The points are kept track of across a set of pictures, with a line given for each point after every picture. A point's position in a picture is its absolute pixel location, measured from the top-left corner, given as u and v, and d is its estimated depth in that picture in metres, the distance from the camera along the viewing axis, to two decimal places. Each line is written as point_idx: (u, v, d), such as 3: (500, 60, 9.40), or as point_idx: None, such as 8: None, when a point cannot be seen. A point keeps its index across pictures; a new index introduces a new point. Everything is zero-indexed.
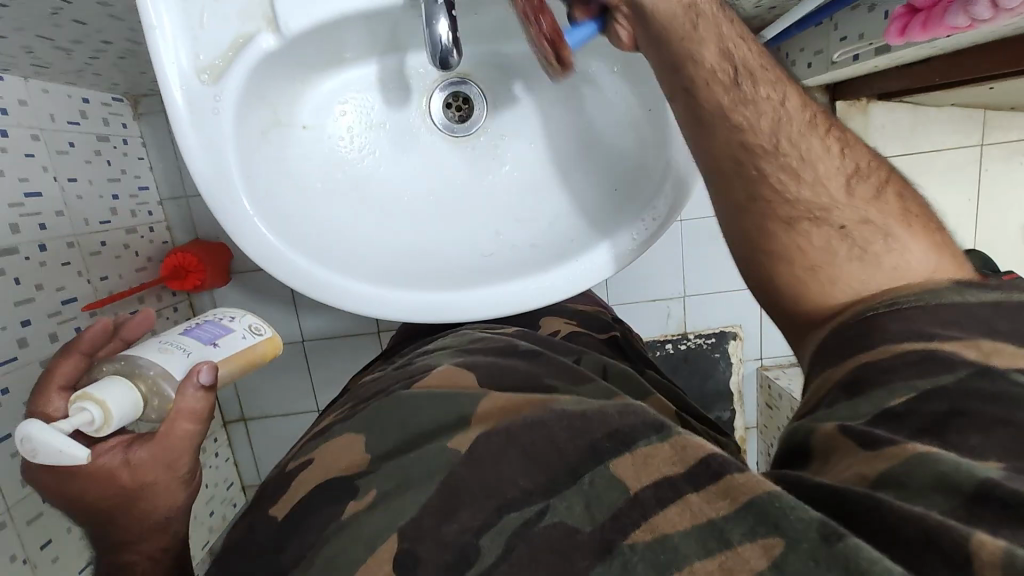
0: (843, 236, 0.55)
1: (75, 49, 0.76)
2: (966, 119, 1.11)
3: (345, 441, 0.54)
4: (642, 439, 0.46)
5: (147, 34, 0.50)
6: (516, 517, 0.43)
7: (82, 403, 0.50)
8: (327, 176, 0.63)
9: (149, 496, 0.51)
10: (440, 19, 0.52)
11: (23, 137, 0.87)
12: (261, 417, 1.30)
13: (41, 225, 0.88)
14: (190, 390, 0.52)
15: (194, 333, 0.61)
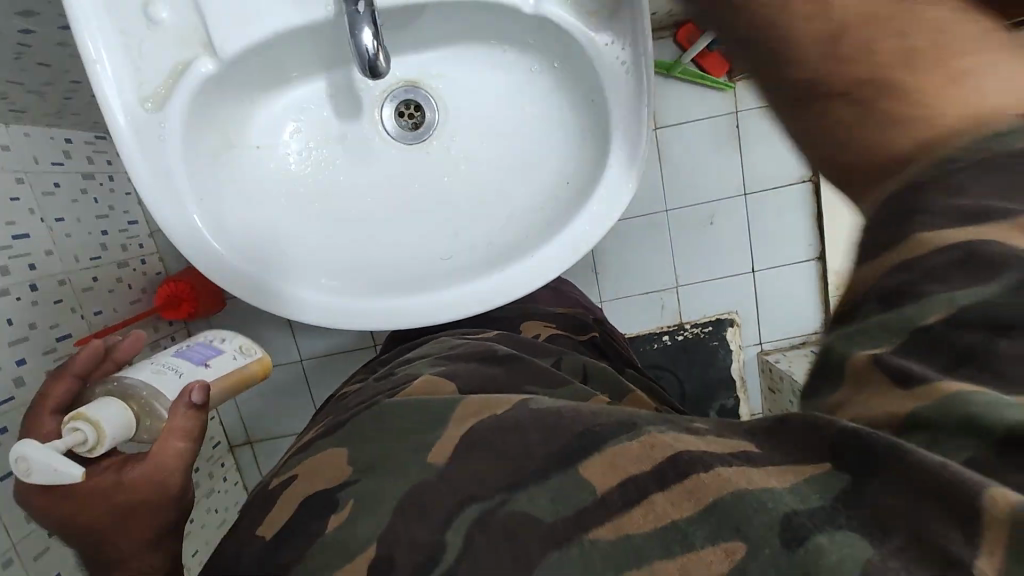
0: (922, 23, 0.33)
1: (49, 90, 0.78)
2: None
3: (328, 455, 0.54)
4: (612, 439, 0.45)
5: (90, 69, 0.53)
6: (477, 508, 0.44)
7: (76, 423, 0.54)
8: (286, 191, 0.63)
9: (147, 514, 0.53)
10: (363, 28, 0.53)
11: (8, 181, 0.89)
12: (266, 439, 1.31)
13: (31, 266, 0.90)
14: (182, 408, 0.56)
15: (184, 354, 0.66)
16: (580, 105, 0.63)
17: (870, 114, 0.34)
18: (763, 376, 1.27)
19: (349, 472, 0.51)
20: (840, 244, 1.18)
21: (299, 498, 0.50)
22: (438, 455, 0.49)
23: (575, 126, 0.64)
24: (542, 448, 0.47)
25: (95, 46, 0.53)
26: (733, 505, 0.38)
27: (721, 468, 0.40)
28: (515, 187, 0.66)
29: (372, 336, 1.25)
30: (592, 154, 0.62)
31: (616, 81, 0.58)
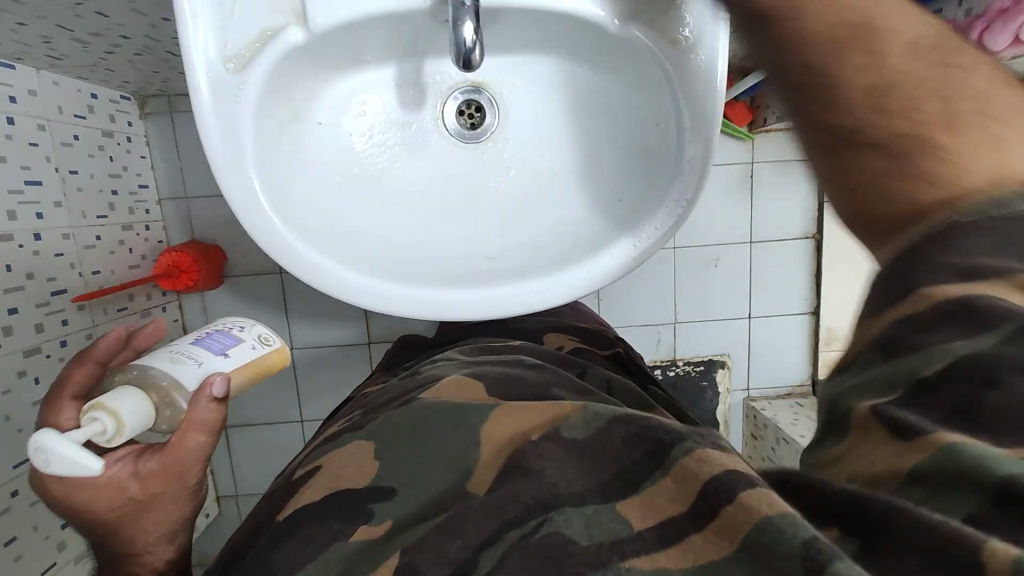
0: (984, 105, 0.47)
1: (93, 42, 0.77)
2: None
3: (351, 453, 0.52)
4: (647, 478, 0.43)
5: (178, 19, 0.51)
6: (515, 530, 0.41)
7: (95, 412, 0.50)
8: (344, 170, 0.64)
9: (161, 507, 0.51)
10: (466, 21, 0.54)
11: (29, 126, 0.87)
12: (242, 426, 1.27)
13: (38, 215, 0.88)
14: (204, 402, 0.52)
15: (205, 344, 0.61)
16: (643, 126, 0.65)
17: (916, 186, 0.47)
18: (748, 421, 1.29)
19: (375, 476, 0.49)
20: (833, 302, 1.23)
21: (332, 489, 0.48)
22: (479, 482, 0.46)
23: (637, 148, 0.66)
24: (580, 474, 0.45)
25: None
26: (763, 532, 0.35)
27: (747, 495, 0.38)
28: (568, 196, 0.67)
29: (368, 333, 1.24)
30: (651, 176, 0.64)
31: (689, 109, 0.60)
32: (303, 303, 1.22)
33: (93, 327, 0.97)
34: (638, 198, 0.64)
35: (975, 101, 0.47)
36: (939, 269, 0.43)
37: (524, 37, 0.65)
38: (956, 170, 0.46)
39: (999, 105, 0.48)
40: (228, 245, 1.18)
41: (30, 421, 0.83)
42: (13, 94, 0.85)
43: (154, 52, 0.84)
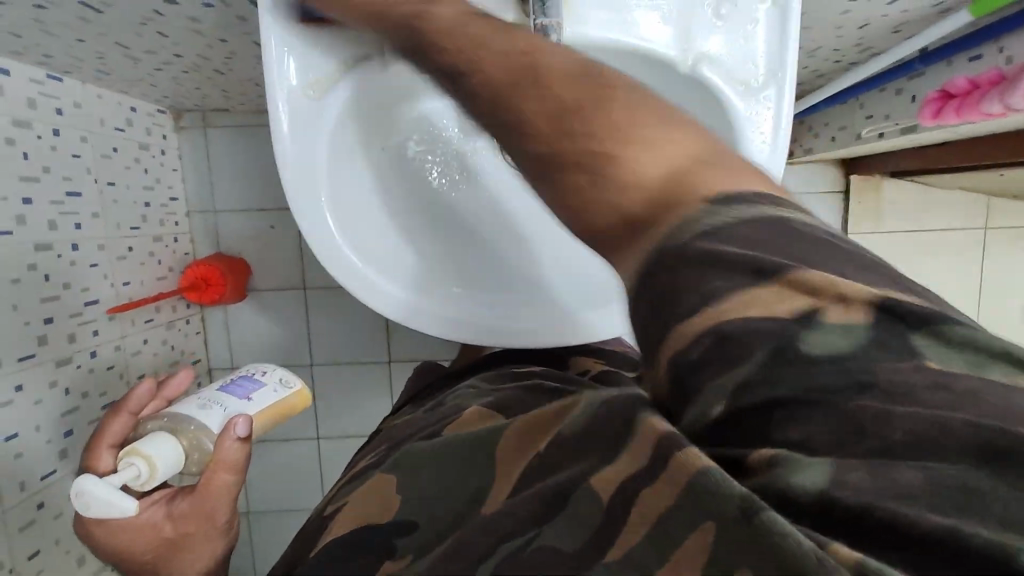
0: None
1: (145, 59, 0.78)
2: (970, 204, 1.17)
3: (376, 489, 0.50)
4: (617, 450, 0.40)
5: (266, 44, 0.54)
6: (508, 543, 0.39)
7: (129, 458, 0.50)
8: (396, 193, 0.68)
9: (193, 548, 0.49)
10: None
11: (72, 138, 0.88)
12: (259, 441, 1.26)
13: (77, 225, 0.88)
14: (228, 442, 0.49)
15: (229, 389, 0.60)
16: None
17: None
18: None
19: (397, 511, 0.47)
20: None
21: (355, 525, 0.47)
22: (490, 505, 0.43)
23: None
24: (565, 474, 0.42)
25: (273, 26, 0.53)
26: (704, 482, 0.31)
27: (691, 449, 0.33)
28: None
29: (389, 351, 1.24)
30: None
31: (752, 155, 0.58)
32: (325, 318, 1.22)
33: (121, 339, 0.97)
34: None
35: None
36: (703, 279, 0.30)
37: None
38: None
39: None
40: (253, 259, 1.19)
41: (57, 432, 0.82)
42: (59, 106, 0.86)
43: (202, 69, 0.85)
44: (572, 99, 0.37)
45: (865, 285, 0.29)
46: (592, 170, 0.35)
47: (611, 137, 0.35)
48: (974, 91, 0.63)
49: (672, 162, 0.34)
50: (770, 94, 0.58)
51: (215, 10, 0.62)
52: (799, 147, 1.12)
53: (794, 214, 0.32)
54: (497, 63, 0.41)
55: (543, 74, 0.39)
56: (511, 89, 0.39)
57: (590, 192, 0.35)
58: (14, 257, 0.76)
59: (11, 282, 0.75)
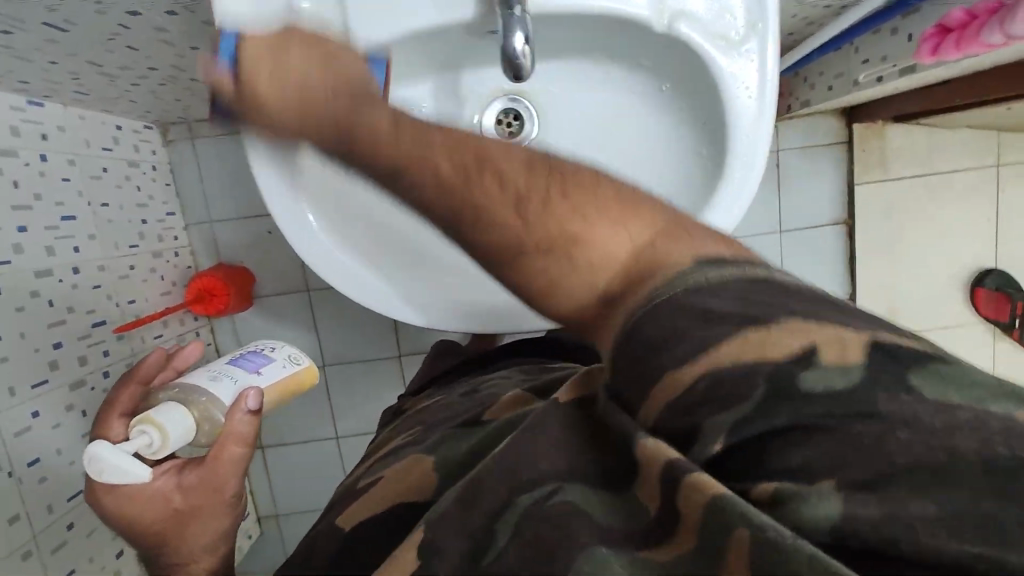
0: None
1: (120, 75, 0.78)
2: (981, 142, 1.12)
3: (408, 463, 0.49)
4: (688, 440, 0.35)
5: None
6: (523, 497, 0.37)
7: (143, 425, 0.50)
8: (387, 187, 0.65)
9: (203, 520, 0.49)
10: (516, 32, 0.50)
11: (60, 163, 0.88)
12: (281, 445, 1.28)
13: (75, 248, 0.89)
14: (239, 414, 0.50)
15: (240, 362, 0.60)
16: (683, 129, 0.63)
17: None
18: None
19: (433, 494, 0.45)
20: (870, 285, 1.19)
21: (390, 501, 0.46)
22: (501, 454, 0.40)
23: (672, 148, 0.64)
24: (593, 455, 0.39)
25: (230, 26, 0.51)
26: (731, 504, 0.30)
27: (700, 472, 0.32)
28: None
29: (398, 346, 1.24)
30: (704, 177, 0.61)
31: (738, 109, 0.57)
32: (330, 318, 1.22)
33: (132, 357, 0.98)
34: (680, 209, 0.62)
35: None
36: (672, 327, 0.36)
37: (567, 38, 0.61)
38: None
39: None
40: (255, 266, 1.19)
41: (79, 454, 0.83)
42: (43, 132, 0.85)
43: (179, 80, 0.84)
44: (522, 185, 0.43)
45: (839, 328, 0.33)
46: (580, 276, 0.41)
47: (575, 236, 0.41)
48: (973, 23, 0.60)
49: (634, 240, 0.41)
50: (752, 46, 0.55)
51: (179, 16, 0.60)
52: (795, 100, 1.07)
53: (755, 273, 0.37)
54: (444, 159, 0.43)
55: (495, 168, 0.43)
56: (463, 185, 0.43)
57: (559, 279, 0.42)
58: (15, 285, 0.76)
59: (14, 310, 0.76)
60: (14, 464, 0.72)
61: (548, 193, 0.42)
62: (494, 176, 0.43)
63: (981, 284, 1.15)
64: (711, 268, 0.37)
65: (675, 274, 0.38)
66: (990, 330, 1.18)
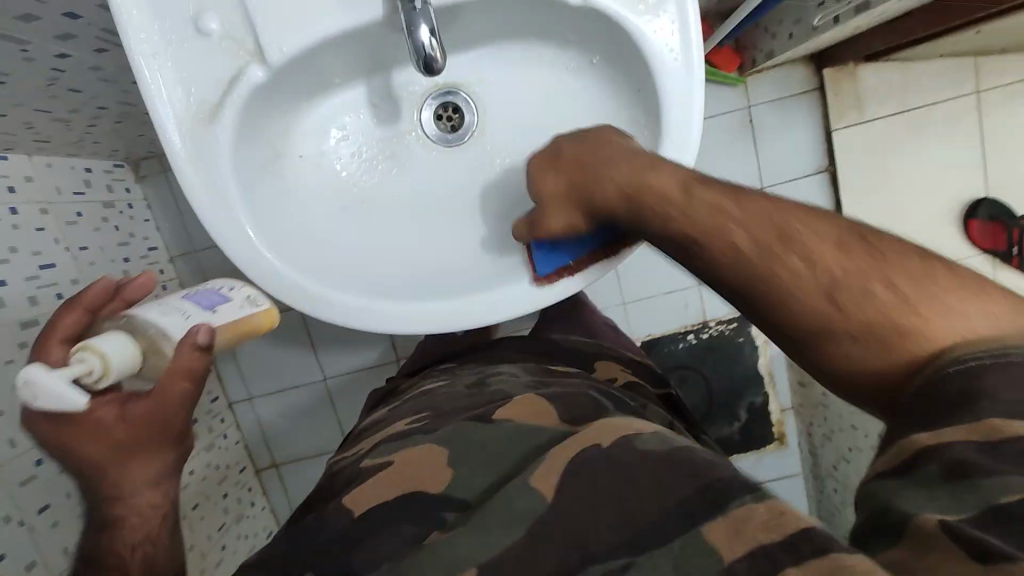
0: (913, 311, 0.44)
1: (73, 119, 0.78)
2: (958, 70, 1.09)
3: (424, 450, 0.50)
4: (735, 499, 0.39)
5: (136, 73, 0.50)
6: (594, 567, 0.38)
7: (83, 353, 0.49)
8: (331, 195, 0.63)
9: (144, 457, 0.53)
10: (421, 24, 0.49)
11: (32, 212, 0.89)
12: (293, 462, 1.29)
13: (58, 295, 0.90)
14: (186, 349, 0.51)
15: (194, 299, 0.58)
16: (622, 100, 0.62)
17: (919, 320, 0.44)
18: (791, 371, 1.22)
19: (450, 485, 0.47)
20: None
21: (403, 488, 0.47)
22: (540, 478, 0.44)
23: (608, 122, 0.63)
24: (657, 503, 0.40)
25: (143, 56, 0.50)
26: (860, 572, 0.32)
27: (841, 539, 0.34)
28: None
29: (395, 351, 1.23)
30: (644, 146, 0.60)
31: (665, 74, 0.56)
32: (323, 331, 1.21)
33: None
34: None
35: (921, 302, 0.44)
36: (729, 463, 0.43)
37: (501, 19, 0.60)
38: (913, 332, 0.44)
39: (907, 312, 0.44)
40: None
41: None
42: (11, 185, 0.86)
43: (134, 115, 0.84)
44: (824, 263, 0.46)
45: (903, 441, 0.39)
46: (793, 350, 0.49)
47: (905, 308, 0.43)
48: None
49: (884, 308, 0.43)
50: (670, 8, 0.55)
51: (109, 53, 0.63)
52: (760, 52, 1.05)
53: (1000, 352, 0.40)
54: (678, 209, 0.52)
55: (741, 218, 0.50)
56: (703, 217, 0.51)
57: (788, 301, 0.47)
58: (2, 339, 0.78)
59: (4, 363, 0.77)
60: (23, 512, 0.75)
61: (823, 263, 0.46)
62: (800, 258, 0.46)
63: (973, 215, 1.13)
64: (978, 357, 0.40)
65: (966, 354, 0.41)
66: (989, 260, 1.16)
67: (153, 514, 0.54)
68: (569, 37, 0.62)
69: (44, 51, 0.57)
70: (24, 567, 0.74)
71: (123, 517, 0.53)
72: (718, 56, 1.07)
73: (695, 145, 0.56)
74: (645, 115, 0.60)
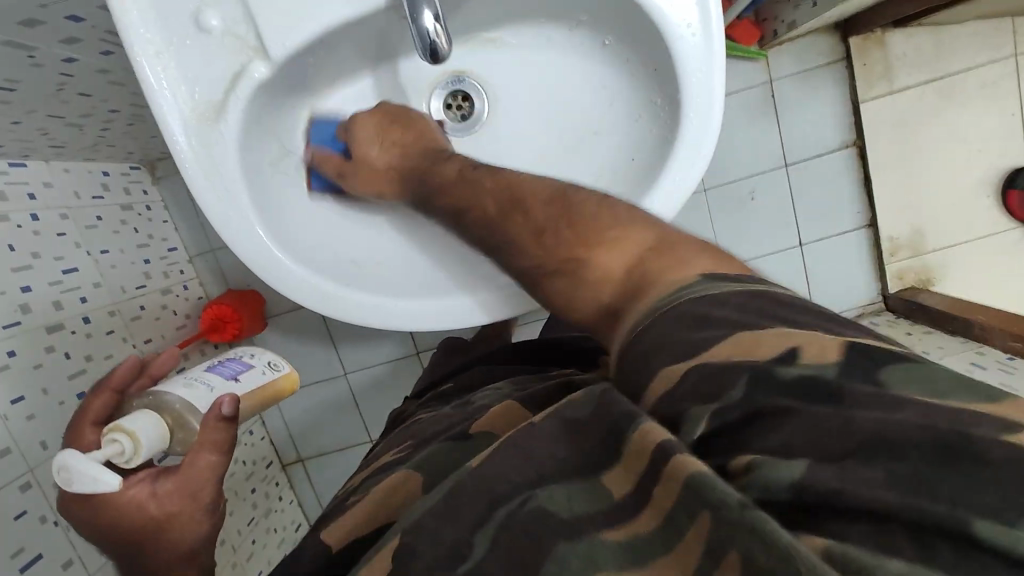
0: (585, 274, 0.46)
1: (85, 123, 0.78)
2: (995, 32, 1.03)
3: (394, 477, 0.49)
4: (630, 430, 0.36)
5: (139, 71, 0.49)
6: (501, 510, 0.37)
7: (115, 434, 0.50)
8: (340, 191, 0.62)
9: (179, 530, 0.50)
10: (424, 10, 0.46)
11: (53, 218, 0.90)
12: (317, 455, 1.30)
13: (82, 298, 0.91)
14: (212, 421, 0.51)
15: (217, 370, 0.59)
16: (636, 82, 0.60)
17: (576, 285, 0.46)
18: None
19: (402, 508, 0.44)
20: (890, 206, 1.11)
21: (370, 523, 0.45)
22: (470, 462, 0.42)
23: (623, 101, 0.61)
24: (561, 448, 0.40)
25: (145, 55, 0.49)
26: (708, 482, 0.30)
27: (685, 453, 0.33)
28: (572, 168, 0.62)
29: (413, 344, 1.22)
30: (664, 126, 0.58)
31: (684, 49, 0.53)
32: (343, 326, 1.21)
33: None
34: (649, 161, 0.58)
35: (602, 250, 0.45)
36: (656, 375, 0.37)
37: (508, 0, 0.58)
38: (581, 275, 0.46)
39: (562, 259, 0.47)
40: (264, 288, 1.19)
41: None
42: (31, 191, 0.87)
43: (146, 116, 0.84)
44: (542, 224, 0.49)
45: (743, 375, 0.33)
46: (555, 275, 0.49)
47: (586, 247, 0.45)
48: None
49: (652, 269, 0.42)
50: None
51: (115, 55, 0.62)
52: (781, 24, 1.00)
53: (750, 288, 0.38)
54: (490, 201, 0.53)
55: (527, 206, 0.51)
56: (503, 229, 0.51)
57: (573, 296, 0.46)
58: (29, 344, 0.79)
59: (33, 367, 0.78)
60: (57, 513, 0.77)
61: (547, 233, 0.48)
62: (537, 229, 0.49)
63: (1012, 185, 1.07)
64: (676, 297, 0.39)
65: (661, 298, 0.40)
66: None
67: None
68: (581, 19, 0.59)
69: (49, 56, 0.56)
70: (61, 566, 0.76)
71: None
72: (737, 29, 1.03)
73: (716, 126, 0.54)
74: (660, 97, 0.58)
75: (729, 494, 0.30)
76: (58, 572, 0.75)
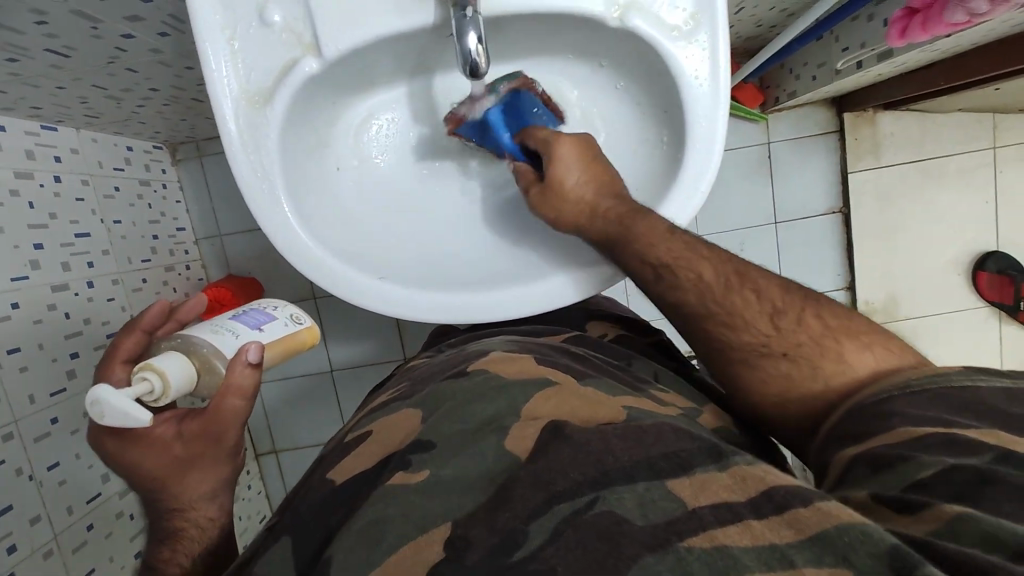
0: (830, 344, 0.52)
1: (125, 97, 0.82)
2: (977, 123, 1.11)
3: (403, 417, 0.53)
4: (700, 465, 0.40)
5: (200, 49, 0.53)
6: (563, 506, 0.37)
7: (144, 372, 0.51)
8: (359, 184, 0.67)
9: (201, 469, 0.55)
10: (469, 32, 0.51)
11: (73, 182, 0.92)
12: (292, 449, 1.30)
13: (89, 264, 0.93)
14: (239, 367, 0.53)
15: (241, 319, 0.60)
16: (649, 112, 0.65)
17: (783, 367, 0.53)
18: None
19: (417, 435, 0.48)
20: (869, 274, 1.17)
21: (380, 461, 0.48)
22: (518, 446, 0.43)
23: (632, 129, 0.67)
24: (626, 453, 0.40)
25: (208, 39, 0.53)
26: (840, 535, 0.33)
27: (823, 504, 0.36)
28: None
29: (402, 349, 1.25)
30: (666, 161, 0.64)
31: (692, 97, 0.58)
32: (334, 324, 1.23)
33: None
34: (650, 188, 0.65)
35: (840, 326, 0.53)
36: (908, 420, 0.44)
37: (541, 39, 0.63)
38: (835, 352, 0.52)
39: (802, 326, 0.53)
40: (263, 279, 1.22)
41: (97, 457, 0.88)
42: (57, 154, 0.90)
43: (181, 100, 0.88)
44: (781, 301, 0.55)
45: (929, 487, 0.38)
46: (820, 368, 0.52)
47: (832, 358, 0.52)
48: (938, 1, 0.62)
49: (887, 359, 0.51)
50: (703, 35, 0.57)
51: (171, 38, 0.66)
52: (783, 91, 1.08)
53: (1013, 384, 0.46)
54: (710, 268, 0.58)
55: (755, 283, 0.56)
56: (728, 297, 0.56)
57: (793, 373, 0.53)
58: (32, 299, 0.80)
59: (32, 322, 0.80)
60: (33, 468, 0.77)
61: (817, 313, 0.54)
62: (753, 292, 0.56)
63: (982, 267, 1.14)
64: (929, 382, 0.46)
65: (925, 381, 0.46)
66: (996, 313, 1.17)
67: (210, 526, 0.56)
68: (599, 59, 0.65)
69: (111, 29, 0.61)
70: (29, 522, 0.76)
71: (183, 529, 0.55)
72: (743, 92, 1.10)
73: (716, 158, 0.59)
74: (668, 135, 0.64)
75: (880, 539, 0.32)
76: (25, 527, 0.75)
